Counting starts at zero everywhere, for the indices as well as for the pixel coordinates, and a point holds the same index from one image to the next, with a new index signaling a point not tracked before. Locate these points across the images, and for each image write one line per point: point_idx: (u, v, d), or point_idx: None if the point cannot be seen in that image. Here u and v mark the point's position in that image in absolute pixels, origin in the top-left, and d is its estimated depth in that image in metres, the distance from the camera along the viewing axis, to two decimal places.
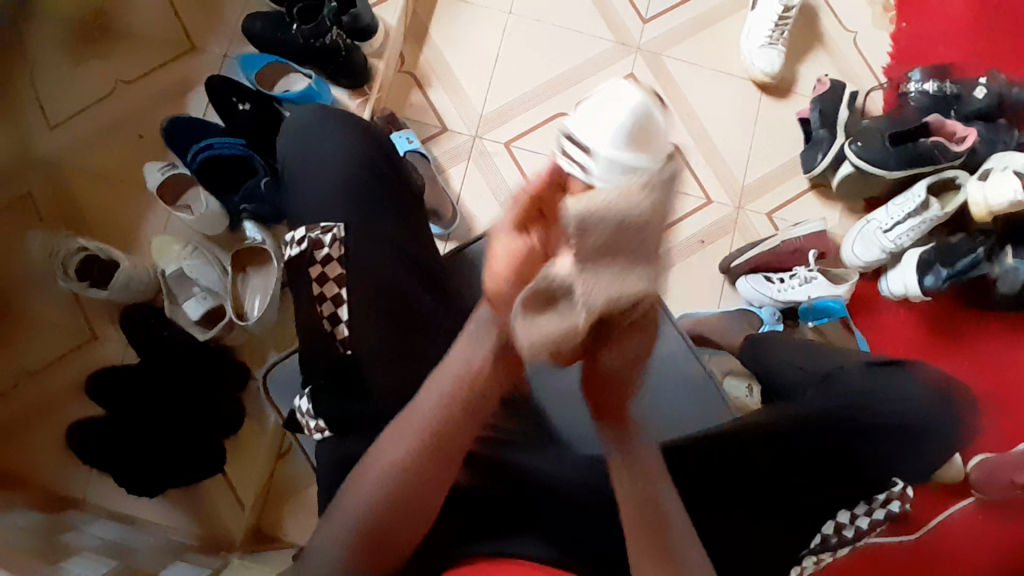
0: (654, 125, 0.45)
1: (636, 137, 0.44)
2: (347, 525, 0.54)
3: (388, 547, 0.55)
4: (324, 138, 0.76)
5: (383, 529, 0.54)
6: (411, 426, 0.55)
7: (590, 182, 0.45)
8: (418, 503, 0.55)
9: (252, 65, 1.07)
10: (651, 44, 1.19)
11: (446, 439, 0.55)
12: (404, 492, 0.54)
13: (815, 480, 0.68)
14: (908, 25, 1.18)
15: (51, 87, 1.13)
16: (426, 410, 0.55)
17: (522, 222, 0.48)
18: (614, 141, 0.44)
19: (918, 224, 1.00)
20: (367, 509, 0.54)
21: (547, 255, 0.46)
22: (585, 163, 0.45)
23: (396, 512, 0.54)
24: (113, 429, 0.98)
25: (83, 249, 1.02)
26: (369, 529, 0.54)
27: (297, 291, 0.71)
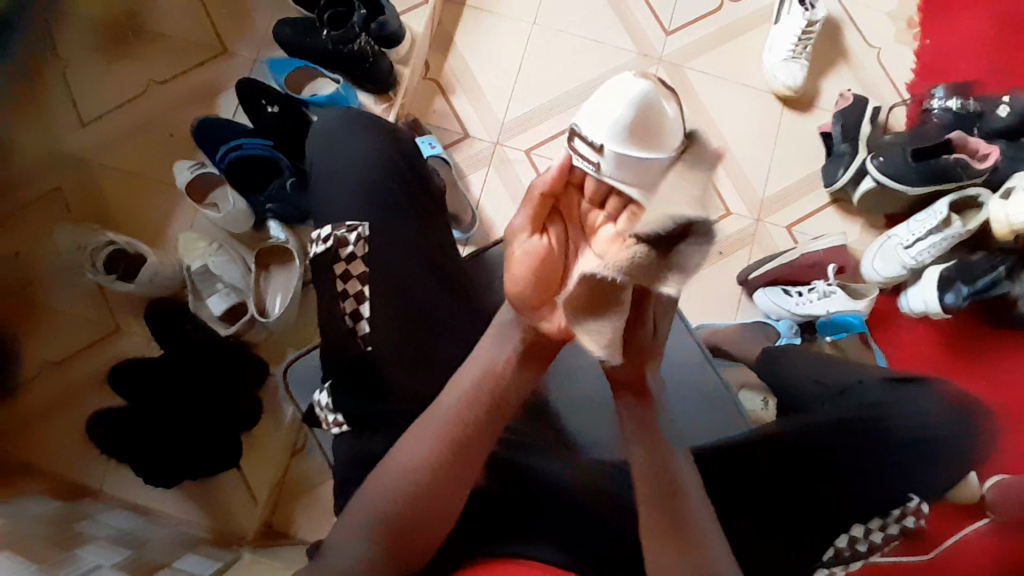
0: (659, 113, 0.56)
1: (640, 124, 0.56)
2: (369, 526, 0.56)
3: (410, 549, 0.56)
4: (350, 140, 0.78)
5: (410, 530, 0.56)
6: (430, 426, 0.58)
7: (601, 174, 0.58)
8: (438, 504, 0.57)
9: (281, 69, 1.10)
10: (672, 56, 1.20)
11: (462, 438, 0.58)
12: (426, 492, 0.57)
13: (830, 495, 0.67)
14: (933, 42, 1.18)
15: (86, 85, 1.16)
16: (447, 412, 0.59)
17: (539, 224, 0.60)
18: (617, 135, 0.57)
19: (939, 240, 1.01)
20: (391, 505, 0.56)
21: (562, 259, 0.58)
22: (597, 160, 0.58)
23: (413, 507, 0.56)
24: (133, 421, 1.00)
25: (111, 244, 1.05)
26: (391, 526, 0.56)
27: (320, 288, 0.73)
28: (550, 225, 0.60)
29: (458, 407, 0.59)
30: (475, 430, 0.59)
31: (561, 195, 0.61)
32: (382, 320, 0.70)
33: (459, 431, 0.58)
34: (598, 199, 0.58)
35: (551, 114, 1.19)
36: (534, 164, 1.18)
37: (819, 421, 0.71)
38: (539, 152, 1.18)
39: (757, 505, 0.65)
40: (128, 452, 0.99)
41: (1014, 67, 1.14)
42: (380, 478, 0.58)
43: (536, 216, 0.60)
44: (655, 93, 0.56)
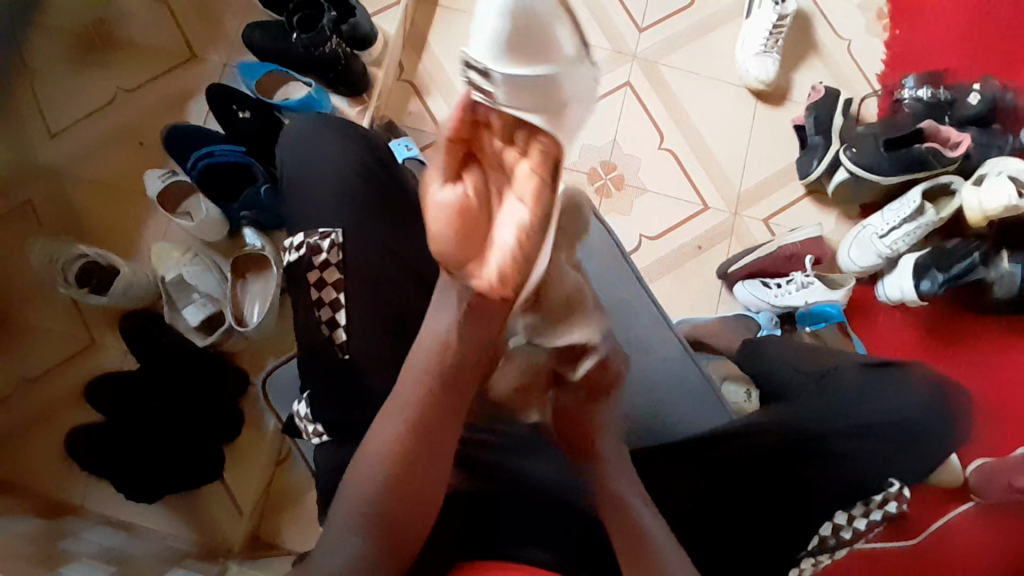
0: (539, 21, 0.51)
1: (521, 37, 0.51)
2: (350, 527, 0.53)
3: (389, 547, 0.53)
4: (321, 146, 0.77)
5: (394, 526, 0.53)
6: (401, 408, 0.54)
7: (497, 104, 0.52)
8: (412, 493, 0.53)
9: (251, 73, 1.07)
10: (647, 53, 1.20)
11: (431, 423, 0.54)
12: (402, 479, 0.53)
13: (816, 476, 0.68)
14: (902, 33, 1.19)
15: (52, 95, 1.14)
16: (410, 389, 0.55)
17: (455, 169, 0.53)
18: (500, 54, 0.51)
19: (913, 228, 1.01)
20: (370, 498, 0.53)
21: (487, 210, 0.52)
22: (489, 90, 0.52)
23: (398, 510, 0.53)
24: (110, 436, 0.97)
25: (84, 256, 1.03)
26: (373, 524, 0.53)
27: (297, 297, 0.72)
28: (468, 172, 0.53)
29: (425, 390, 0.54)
30: (444, 413, 0.54)
31: (472, 137, 0.53)
32: (361, 326, 0.70)
33: (432, 414, 0.54)
34: (504, 132, 0.53)
35: None
36: None
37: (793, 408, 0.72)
38: None
39: (737, 509, 0.67)
40: (106, 467, 0.97)
41: (981, 56, 1.16)
42: (358, 472, 0.55)
43: (453, 163, 0.53)
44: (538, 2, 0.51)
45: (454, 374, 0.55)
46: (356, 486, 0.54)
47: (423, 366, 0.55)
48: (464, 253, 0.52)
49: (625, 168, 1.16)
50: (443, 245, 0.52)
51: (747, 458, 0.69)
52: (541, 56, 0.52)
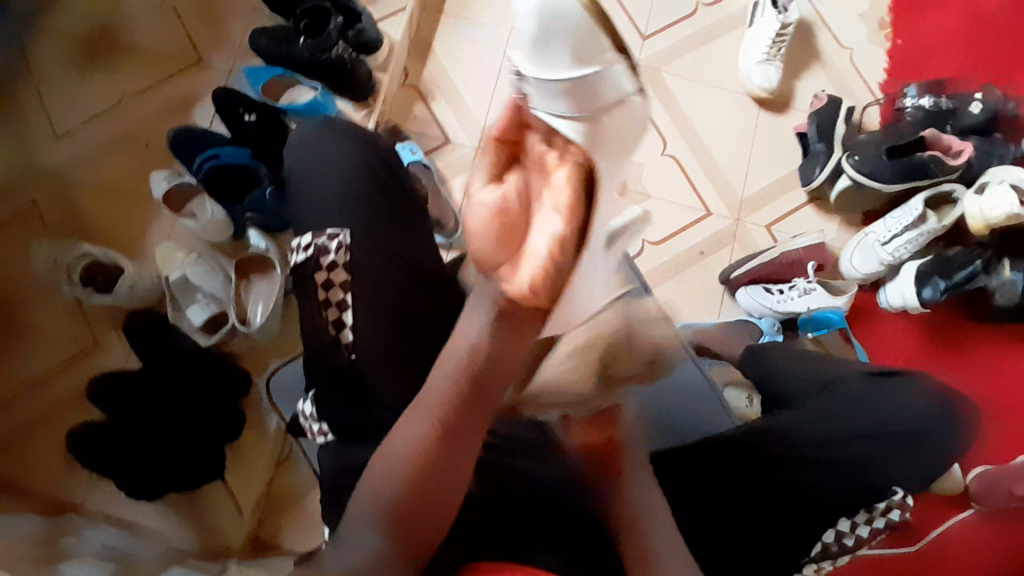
0: (595, 46, 0.55)
1: (579, 56, 0.54)
2: (365, 523, 0.52)
3: (401, 547, 0.51)
4: (328, 148, 0.77)
5: (408, 520, 0.52)
6: (426, 408, 0.53)
7: (535, 106, 0.55)
8: (428, 497, 0.52)
9: (257, 77, 1.09)
10: (650, 60, 1.21)
11: (459, 419, 0.52)
12: (422, 479, 0.51)
13: (826, 482, 0.68)
14: (903, 41, 1.20)
15: (61, 98, 1.15)
16: (436, 388, 0.53)
17: (499, 168, 0.53)
18: (541, 62, 0.55)
19: (914, 236, 1.02)
20: (391, 491, 0.52)
21: (525, 206, 0.50)
22: (530, 94, 0.55)
23: (411, 511, 0.52)
24: (114, 435, 0.98)
25: (87, 256, 1.03)
26: (390, 520, 0.51)
27: (304, 296, 0.73)
28: (509, 172, 0.53)
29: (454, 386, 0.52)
30: (475, 407, 0.52)
31: (516, 139, 0.54)
32: (366, 326, 0.70)
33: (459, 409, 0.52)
34: (546, 135, 0.53)
35: None
36: None
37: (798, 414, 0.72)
38: None
39: (742, 503, 0.66)
40: (110, 466, 0.97)
41: (983, 65, 1.17)
42: (380, 468, 0.54)
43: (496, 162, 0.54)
44: (582, 17, 0.55)
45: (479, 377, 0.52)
46: (374, 486, 0.53)
47: (451, 371, 0.53)
48: (501, 255, 0.50)
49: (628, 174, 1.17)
50: (479, 242, 0.51)
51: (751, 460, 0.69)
52: (588, 55, 0.54)
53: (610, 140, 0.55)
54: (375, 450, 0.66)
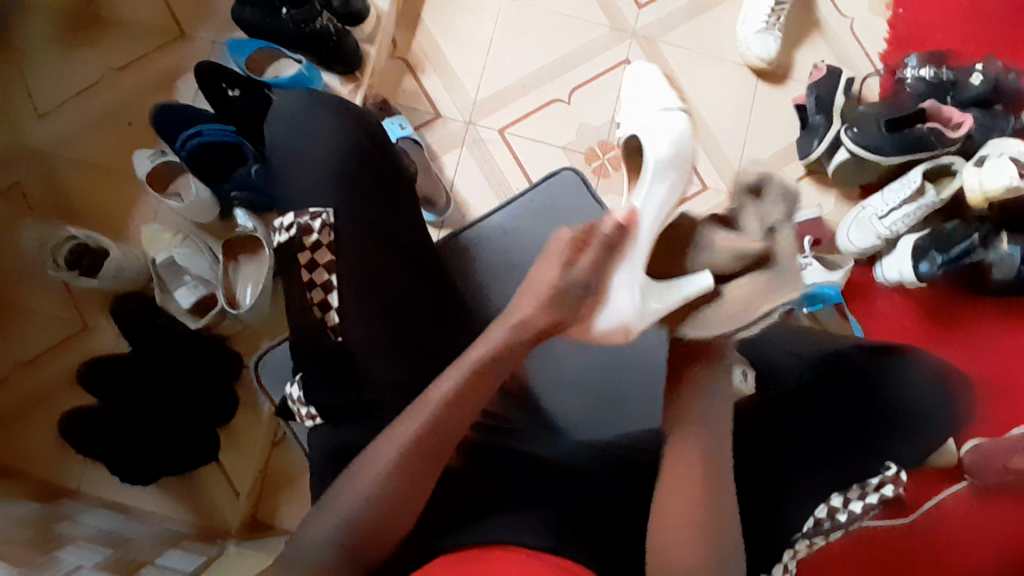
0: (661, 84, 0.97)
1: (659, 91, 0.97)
2: (358, 503, 0.54)
3: (388, 529, 0.54)
4: (311, 126, 0.75)
5: (397, 495, 0.54)
6: (420, 411, 0.57)
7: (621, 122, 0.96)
8: (420, 475, 0.55)
9: (241, 51, 1.04)
10: (646, 30, 1.18)
11: (459, 408, 0.57)
12: (416, 459, 0.55)
13: (823, 462, 0.69)
14: (905, 11, 1.17)
15: (43, 75, 1.13)
16: (436, 398, 0.57)
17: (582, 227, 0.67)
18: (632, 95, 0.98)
19: (912, 209, 1.00)
20: (388, 469, 0.54)
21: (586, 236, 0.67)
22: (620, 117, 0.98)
23: (399, 494, 0.54)
24: (104, 419, 0.97)
25: (72, 239, 1.00)
26: (383, 500, 0.54)
27: (288, 278, 0.71)
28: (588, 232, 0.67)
29: (459, 384, 0.57)
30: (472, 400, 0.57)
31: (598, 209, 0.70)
32: (353, 308, 0.69)
33: (462, 395, 0.57)
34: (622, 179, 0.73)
35: (524, 93, 1.17)
36: (508, 143, 1.16)
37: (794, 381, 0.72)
38: (513, 131, 1.16)
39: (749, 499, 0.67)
40: (102, 450, 0.97)
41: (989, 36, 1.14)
42: (376, 454, 0.55)
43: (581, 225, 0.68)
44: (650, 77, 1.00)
45: (480, 375, 0.58)
46: (367, 467, 0.55)
47: (455, 382, 0.58)
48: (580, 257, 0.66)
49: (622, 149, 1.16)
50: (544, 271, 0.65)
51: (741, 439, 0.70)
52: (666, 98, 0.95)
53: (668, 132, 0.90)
54: (364, 436, 0.65)
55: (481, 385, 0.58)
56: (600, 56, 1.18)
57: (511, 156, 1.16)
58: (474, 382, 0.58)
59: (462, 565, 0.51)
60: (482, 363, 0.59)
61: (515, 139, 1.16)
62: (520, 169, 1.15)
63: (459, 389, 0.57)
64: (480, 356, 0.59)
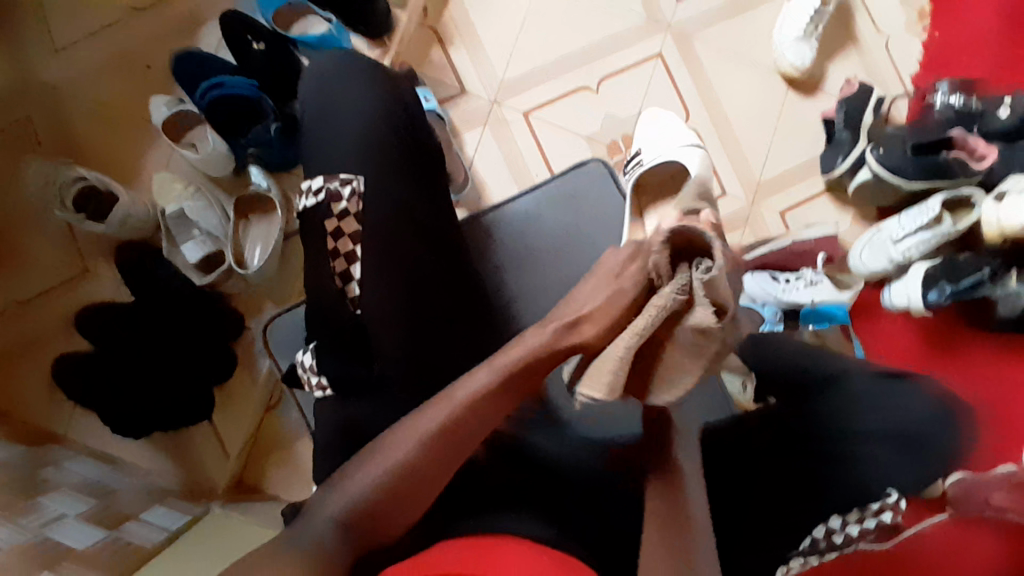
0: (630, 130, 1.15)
1: None
2: (363, 491, 0.52)
3: (403, 509, 0.53)
4: (347, 90, 0.73)
5: (408, 483, 0.53)
6: (451, 400, 0.55)
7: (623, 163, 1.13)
8: (442, 459, 0.53)
9: (268, 4, 1.00)
10: (682, 24, 1.17)
11: (495, 400, 0.55)
12: (442, 440, 0.53)
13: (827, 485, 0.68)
14: (941, 35, 1.16)
15: (60, 9, 1.09)
16: (476, 385, 0.55)
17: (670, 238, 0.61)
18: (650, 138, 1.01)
19: (928, 236, 1.00)
20: (403, 458, 0.53)
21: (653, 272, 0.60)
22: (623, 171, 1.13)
23: (418, 474, 0.53)
24: (97, 367, 0.95)
25: (81, 180, 0.98)
26: (387, 491, 0.52)
27: (311, 245, 0.70)
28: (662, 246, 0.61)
29: (490, 382, 0.55)
30: (512, 385, 0.55)
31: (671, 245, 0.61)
32: (374, 282, 0.68)
33: (492, 396, 0.55)
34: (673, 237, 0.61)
35: (553, 76, 1.15)
36: (532, 126, 1.14)
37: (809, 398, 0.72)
38: (538, 114, 1.14)
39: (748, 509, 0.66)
40: (92, 397, 0.95)
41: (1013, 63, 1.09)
42: (389, 446, 0.54)
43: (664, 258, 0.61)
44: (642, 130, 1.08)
45: (525, 368, 0.56)
46: (378, 457, 0.54)
47: (500, 368, 0.55)
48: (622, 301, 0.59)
49: None
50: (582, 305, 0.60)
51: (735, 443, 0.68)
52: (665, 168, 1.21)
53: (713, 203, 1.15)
54: (374, 416, 0.65)
55: (524, 377, 0.56)
56: (630, 49, 1.16)
57: (534, 142, 1.14)
58: (517, 374, 0.56)
59: (461, 550, 0.51)
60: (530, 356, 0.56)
61: (540, 122, 1.14)
62: (541, 156, 1.14)
63: (489, 387, 0.55)
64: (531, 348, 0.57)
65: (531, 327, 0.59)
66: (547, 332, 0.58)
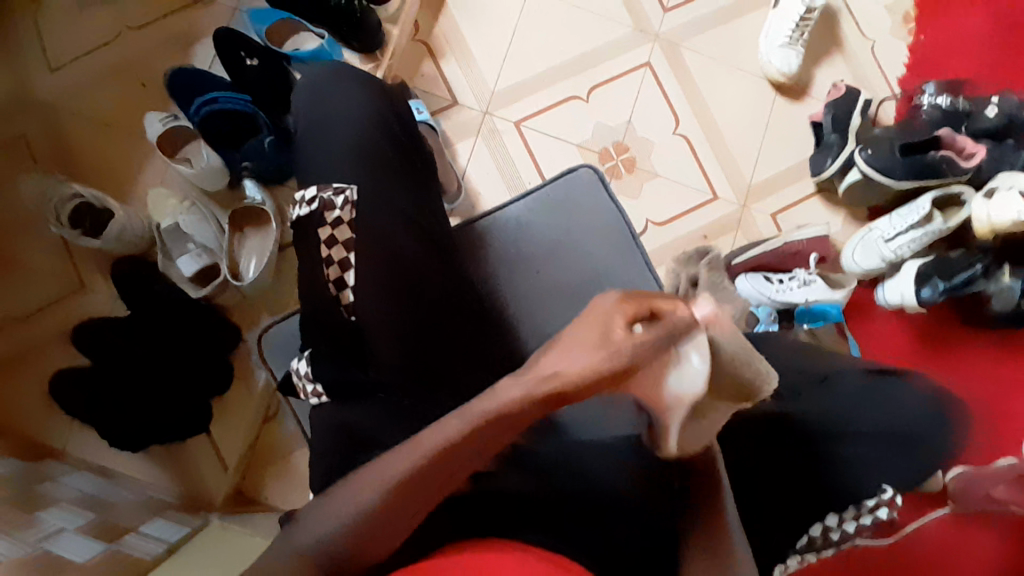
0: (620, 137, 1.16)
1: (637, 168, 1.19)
2: (351, 511, 0.50)
3: (383, 535, 0.50)
4: (338, 104, 0.74)
5: (389, 517, 0.50)
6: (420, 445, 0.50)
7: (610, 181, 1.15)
8: (420, 494, 0.50)
9: (262, 20, 1.03)
10: (670, 34, 1.18)
11: (467, 449, 0.49)
12: (415, 479, 0.50)
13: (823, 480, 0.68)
14: (926, 38, 1.17)
15: (59, 31, 1.10)
16: (445, 433, 0.50)
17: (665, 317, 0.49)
18: None
19: (918, 235, 1.01)
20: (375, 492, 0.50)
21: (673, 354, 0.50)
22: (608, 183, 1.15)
23: (393, 509, 0.50)
24: (95, 382, 0.95)
25: (78, 196, 0.99)
26: (384, 507, 0.50)
27: (305, 251, 0.70)
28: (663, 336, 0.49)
29: (464, 430, 0.49)
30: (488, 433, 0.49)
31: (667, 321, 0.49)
32: (369, 289, 0.68)
33: (459, 446, 0.49)
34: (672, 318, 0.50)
35: (544, 86, 1.17)
36: (523, 136, 1.15)
37: (805, 395, 0.71)
38: (529, 124, 1.16)
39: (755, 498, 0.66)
40: (90, 411, 0.95)
41: (989, 69, 1.14)
42: (381, 464, 0.52)
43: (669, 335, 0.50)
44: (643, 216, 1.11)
45: (507, 416, 0.48)
46: (368, 475, 0.51)
47: (472, 420, 0.49)
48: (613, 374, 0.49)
49: (637, 151, 1.16)
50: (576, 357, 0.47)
51: (738, 437, 0.67)
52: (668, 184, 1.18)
53: (706, 210, 1.15)
54: (370, 420, 0.65)
55: (496, 428, 0.49)
56: (618, 59, 1.18)
57: (526, 151, 1.15)
58: (492, 427, 0.49)
59: (463, 554, 0.50)
60: (509, 411, 0.48)
61: (531, 132, 1.16)
62: (534, 164, 1.15)
63: (464, 436, 0.49)
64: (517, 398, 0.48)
65: (505, 374, 0.51)
66: (523, 384, 0.49)
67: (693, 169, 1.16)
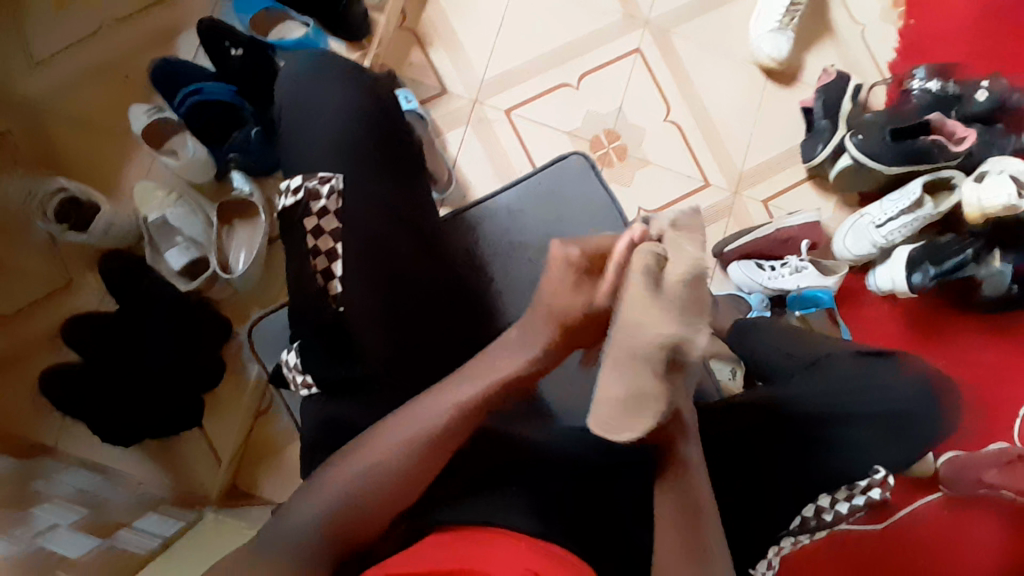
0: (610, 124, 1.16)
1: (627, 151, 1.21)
2: (343, 494, 0.51)
3: (379, 511, 0.51)
4: (322, 92, 0.73)
5: (387, 493, 0.52)
6: (443, 398, 0.55)
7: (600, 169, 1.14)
8: (434, 464, 0.53)
9: (246, 9, 1.01)
10: (660, 19, 1.18)
11: (481, 411, 0.55)
12: (423, 450, 0.53)
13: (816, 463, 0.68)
14: (916, 22, 1.17)
15: (39, 23, 1.08)
16: (463, 397, 0.54)
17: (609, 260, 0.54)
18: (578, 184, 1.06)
19: (910, 220, 1.00)
20: (387, 455, 0.52)
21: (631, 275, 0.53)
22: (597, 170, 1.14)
23: (398, 482, 0.52)
24: (85, 378, 0.94)
25: (62, 191, 0.98)
26: (378, 493, 0.51)
27: (292, 244, 0.70)
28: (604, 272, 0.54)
29: (481, 392, 0.54)
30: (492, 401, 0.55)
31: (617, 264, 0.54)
32: (357, 280, 0.68)
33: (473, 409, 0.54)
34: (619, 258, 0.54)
35: (534, 74, 1.16)
36: (513, 125, 1.15)
37: (796, 382, 0.72)
38: (519, 113, 1.15)
39: (746, 484, 0.67)
40: (82, 407, 0.95)
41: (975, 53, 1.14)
42: (376, 440, 0.53)
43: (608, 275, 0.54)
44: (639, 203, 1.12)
45: (516, 380, 0.55)
46: (365, 453, 0.53)
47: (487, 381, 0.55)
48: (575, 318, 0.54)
49: (627, 139, 1.15)
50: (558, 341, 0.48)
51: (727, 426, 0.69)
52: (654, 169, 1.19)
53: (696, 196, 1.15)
54: (361, 412, 0.65)
55: (506, 390, 0.55)
56: (607, 46, 1.17)
57: (515, 139, 1.14)
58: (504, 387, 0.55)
59: (455, 542, 0.50)
60: (515, 373, 0.55)
61: (521, 121, 1.15)
62: (524, 153, 1.14)
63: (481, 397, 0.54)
64: (511, 370, 0.55)
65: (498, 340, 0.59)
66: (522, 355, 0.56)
67: (684, 155, 1.16)
